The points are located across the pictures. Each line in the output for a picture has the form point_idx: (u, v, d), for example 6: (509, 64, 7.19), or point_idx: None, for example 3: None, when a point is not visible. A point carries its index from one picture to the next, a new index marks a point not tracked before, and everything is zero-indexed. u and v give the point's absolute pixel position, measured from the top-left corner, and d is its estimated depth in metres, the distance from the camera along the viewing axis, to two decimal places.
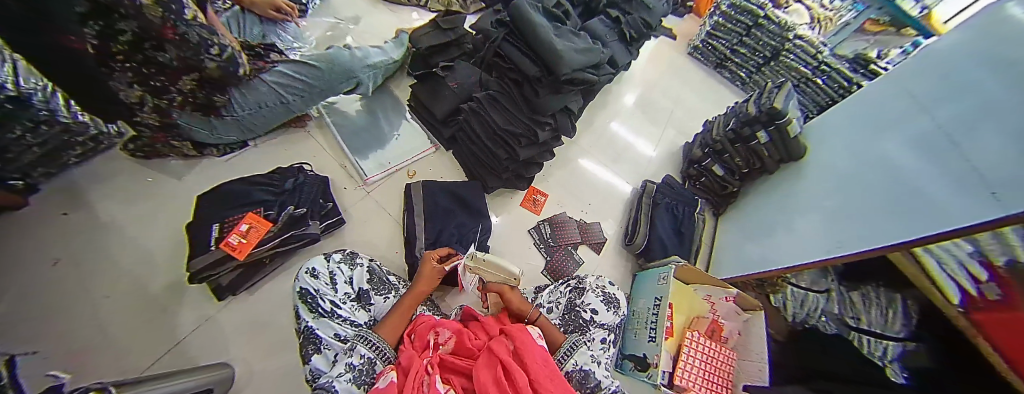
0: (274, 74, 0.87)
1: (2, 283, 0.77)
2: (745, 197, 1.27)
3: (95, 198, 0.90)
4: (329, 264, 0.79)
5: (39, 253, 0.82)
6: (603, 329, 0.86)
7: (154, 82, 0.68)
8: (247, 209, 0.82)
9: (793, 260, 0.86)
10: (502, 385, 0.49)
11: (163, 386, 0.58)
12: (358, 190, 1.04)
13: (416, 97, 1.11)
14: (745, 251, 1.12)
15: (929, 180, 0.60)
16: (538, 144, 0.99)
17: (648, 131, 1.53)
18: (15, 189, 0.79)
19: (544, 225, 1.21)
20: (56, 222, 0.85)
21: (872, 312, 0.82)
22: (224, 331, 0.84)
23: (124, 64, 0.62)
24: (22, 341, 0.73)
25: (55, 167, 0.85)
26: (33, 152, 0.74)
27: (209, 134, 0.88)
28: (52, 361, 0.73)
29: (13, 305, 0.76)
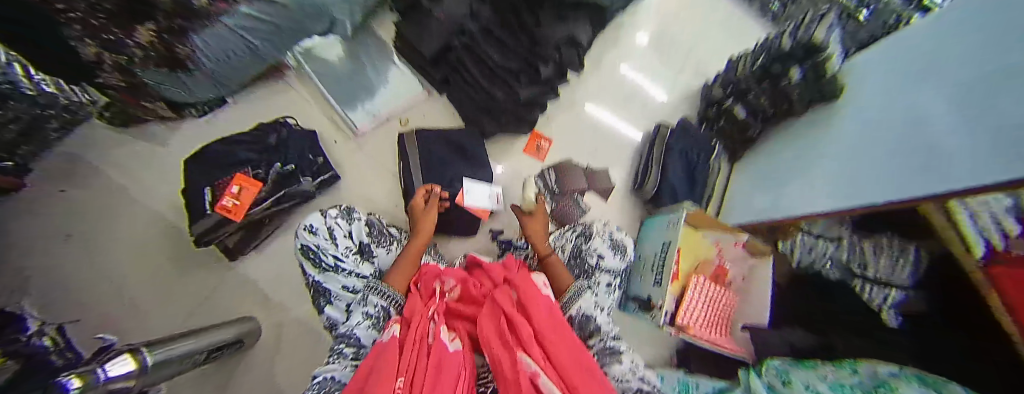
0: (239, 17, 0.72)
1: (33, 258, 0.81)
2: (762, 142, 1.18)
3: (85, 171, 0.87)
4: (326, 220, 0.77)
5: (56, 232, 0.83)
6: (608, 274, 0.88)
7: (107, 35, 0.59)
8: (236, 170, 0.79)
9: (807, 206, 0.82)
10: (505, 337, 0.50)
11: (181, 347, 0.65)
12: (349, 144, 0.99)
13: (401, 36, 0.97)
14: (754, 200, 1.08)
15: (953, 139, 0.50)
16: (540, 83, 0.91)
17: (662, 73, 1.39)
18: (7, 169, 0.77)
19: (549, 172, 1.17)
20: (57, 199, 0.84)
21: (882, 260, 0.72)
22: (241, 289, 0.88)
23: (70, 15, 0.53)
24: (68, 311, 0.79)
25: (38, 143, 0.80)
26: (10, 131, 0.69)
27: (180, 91, 0.80)
28: (98, 326, 0.80)
29: (50, 280, 0.81)
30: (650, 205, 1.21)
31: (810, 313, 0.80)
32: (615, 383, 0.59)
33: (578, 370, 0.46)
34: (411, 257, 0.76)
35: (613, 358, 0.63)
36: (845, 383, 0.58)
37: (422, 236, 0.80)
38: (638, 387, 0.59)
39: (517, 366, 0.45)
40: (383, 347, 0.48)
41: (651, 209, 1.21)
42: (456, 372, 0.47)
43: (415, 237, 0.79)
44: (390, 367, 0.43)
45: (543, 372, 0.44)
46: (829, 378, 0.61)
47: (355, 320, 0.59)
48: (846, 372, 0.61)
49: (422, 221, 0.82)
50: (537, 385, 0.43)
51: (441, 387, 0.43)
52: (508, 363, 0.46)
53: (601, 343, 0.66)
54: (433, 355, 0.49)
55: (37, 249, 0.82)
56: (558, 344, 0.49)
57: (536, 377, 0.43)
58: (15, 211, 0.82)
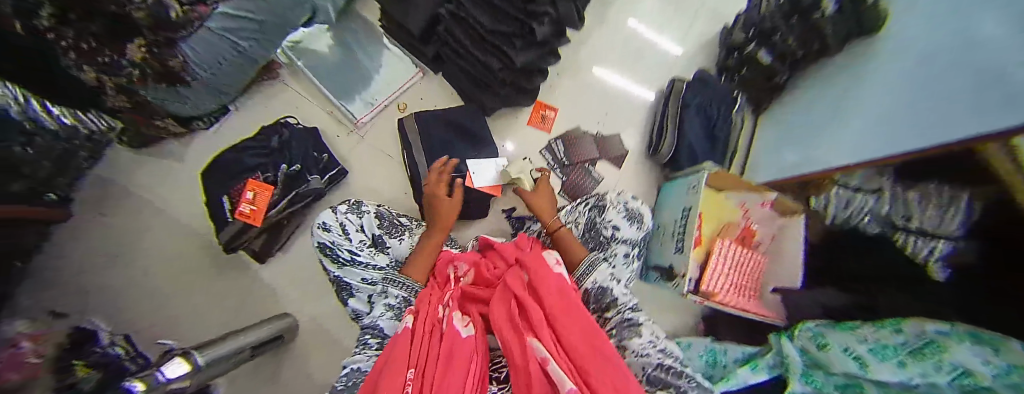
0: (220, 18, 0.64)
1: (88, 279, 0.87)
2: (792, 88, 1.07)
3: (116, 194, 0.91)
4: (337, 216, 0.79)
5: (99, 253, 0.88)
6: (625, 245, 0.86)
7: (102, 57, 0.59)
8: (246, 176, 0.81)
9: (850, 152, 0.74)
10: (514, 321, 0.51)
11: (227, 347, 0.69)
12: (351, 137, 0.98)
13: (386, 14, 0.91)
14: (784, 155, 1.00)
15: (1010, 45, 0.40)
16: (537, 45, 0.81)
17: (675, 22, 1.27)
18: (51, 202, 0.76)
19: (557, 143, 1.13)
20: (97, 223, 0.89)
21: (929, 211, 0.59)
22: (274, 288, 0.92)
23: (60, 39, 0.53)
24: (130, 323, 0.87)
25: (73, 174, 0.79)
26: (46, 166, 0.69)
27: (183, 104, 0.78)
28: (153, 333, 0.87)
29: (107, 297, 0.87)
30: (669, 169, 1.14)
31: (830, 265, 0.77)
32: (635, 359, 0.58)
33: (591, 352, 0.45)
34: (431, 248, 0.76)
35: (632, 331, 0.61)
36: (888, 346, 0.56)
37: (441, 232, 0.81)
38: (661, 361, 0.57)
39: (528, 351, 0.46)
40: (396, 340, 0.51)
41: (669, 173, 1.15)
42: (468, 355, 0.48)
43: (433, 230, 0.79)
44: (399, 363, 0.46)
45: (553, 358, 0.45)
46: (869, 339, 0.58)
47: (378, 311, 0.62)
48: (888, 330, 0.57)
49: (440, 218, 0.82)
50: (546, 370, 0.44)
51: (452, 376, 0.45)
52: (517, 349, 0.48)
53: (619, 316, 0.64)
54: (444, 342, 0.50)
55: (86, 271, 0.87)
56: (569, 325, 0.49)
57: (545, 362, 0.44)
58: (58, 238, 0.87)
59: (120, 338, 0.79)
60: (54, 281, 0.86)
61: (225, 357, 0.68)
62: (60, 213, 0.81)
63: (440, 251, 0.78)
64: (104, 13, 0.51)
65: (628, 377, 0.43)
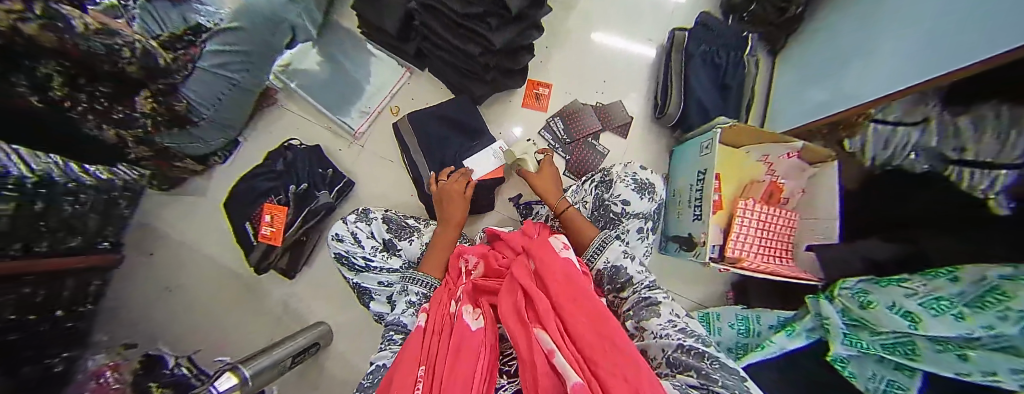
0: (210, 55, 0.70)
1: (150, 310, 0.98)
2: (813, 18, 0.96)
3: (157, 233, 1.00)
4: (348, 226, 0.83)
5: (155, 287, 0.99)
6: (638, 219, 0.83)
7: (116, 114, 0.65)
8: (262, 201, 0.88)
9: (891, 79, 0.63)
10: (522, 312, 0.49)
11: (266, 360, 0.75)
12: (352, 148, 1.02)
13: (362, 19, 0.91)
14: (809, 95, 0.90)
15: None
16: (514, 21, 0.78)
17: None
18: (105, 249, 0.88)
19: (556, 120, 1.09)
20: (147, 261, 0.99)
21: (986, 140, 0.49)
22: (307, 300, 1.00)
23: (79, 108, 0.58)
24: (190, 344, 0.97)
25: (119, 221, 0.90)
26: (94, 218, 0.78)
27: (196, 144, 0.86)
28: (211, 350, 0.98)
29: (168, 323, 0.98)
30: (678, 130, 1.07)
31: (873, 212, 0.69)
32: (654, 340, 0.53)
33: (600, 341, 0.41)
34: (438, 244, 0.78)
35: (650, 311, 0.57)
36: (942, 298, 0.49)
37: (453, 224, 0.82)
38: (681, 342, 0.49)
39: (532, 342, 0.42)
40: (408, 342, 0.52)
41: (679, 135, 1.07)
42: (476, 347, 0.47)
43: (444, 226, 0.81)
44: (410, 362, 0.48)
45: (560, 349, 0.40)
46: (922, 293, 0.52)
47: (400, 309, 0.65)
48: (943, 281, 0.51)
49: (447, 208, 0.84)
50: (552, 362, 0.39)
51: (459, 369, 0.44)
52: (523, 343, 0.44)
53: (635, 295, 0.62)
54: (453, 336, 0.50)
55: (147, 304, 0.98)
56: (576, 314, 0.46)
57: (551, 354, 0.39)
58: (119, 278, 0.98)
59: (184, 358, 0.91)
60: (121, 316, 0.97)
61: (269, 366, 0.75)
62: (110, 255, 0.90)
63: (455, 244, 0.80)
64: (104, 73, 0.56)
65: (645, 367, 0.37)
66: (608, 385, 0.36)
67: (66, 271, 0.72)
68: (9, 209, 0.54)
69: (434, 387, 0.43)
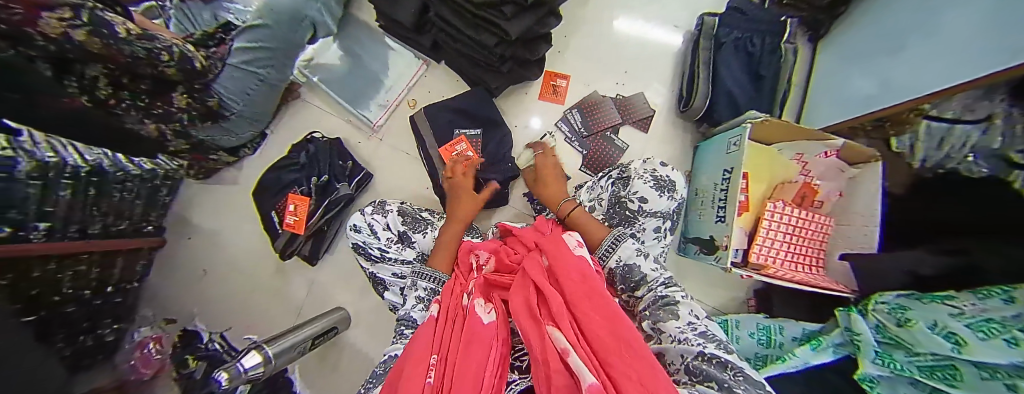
0: (238, 52, 0.73)
1: (188, 290, 1.06)
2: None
3: (195, 218, 1.08)
4: (365, 217, 0.86)
5: (194, 268, 1.07)
6: (656, 218, 0.79)
7: (156, 110, 0.70)
8: (286, 191, 0.95)
9: (950, 72, 0.57)
10: (534, 308, 0.48)
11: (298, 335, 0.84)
12: (371, 141, 1.04)
13: (379, 13, 0.91)
14: (854, 86, 0.82)
15: None
16: (529, 10, 0.76)
17: None
18: (150, 232, 0.96)
19: (574, 112, 1.06)
20: (185, 244, 1.07)
21: None
22: (328, 286, 1.06)
23: (123, 104, 0.63)
24: (223, 321, 1.06)
25: (162, 207, 0.97)
26: (139, 204, 0.86)
27: (228, 136, 0.91)
28: (242, 328, 1.05)
29: (204, 303, 1.06)
30: (704, 124, 1.01)
31: (927, 219, 0.62)
32: (673, 345, 0.50)
33: (616, 343, 0.40)
34: (448, 240, 0.79)
35: (668, 313, 0.55)
36: (992, 320, 0.45)
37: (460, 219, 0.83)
38: (702, 349, 0.47)
39: (546, 341, 0.41)
40: (421, 333, 0.52)
41: (705, 130, 1.02)
42: (489, 341, 0.47)
43: (449, 223, 0.81)
44: (424, 348, 0.49)
45: (574, 348, 0.39)
46: (969, 314, 0.48)
47: (410, 304, 0.68)
48: (996, 301, 0.47)
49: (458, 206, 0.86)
50: (566, 362, 0.38)
51: (469, 362, 0.44)
52: (536, 342, 0.42)
53: (651, 294, 0.60)
54: (465, 330, 0.51)
55: (187, 283, 1.06)
56: (590, 314, 0.45)
57: (565, 353, 0.38)
58: (163, 258, 1.07)
59: (217, 337, 1.00)
60: (163, 294, 1.06)
61: (294, 347, 0.81)
62: (152, 237, 0.97)
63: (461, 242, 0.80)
64: (145, 74, 0.61)
65: (661, 374, 0.35)
66: (622, 386, 0.34)
67: (116, 251, 0.81)
68: (69, 195, 0.62)
69: (445, 379, 0.43)
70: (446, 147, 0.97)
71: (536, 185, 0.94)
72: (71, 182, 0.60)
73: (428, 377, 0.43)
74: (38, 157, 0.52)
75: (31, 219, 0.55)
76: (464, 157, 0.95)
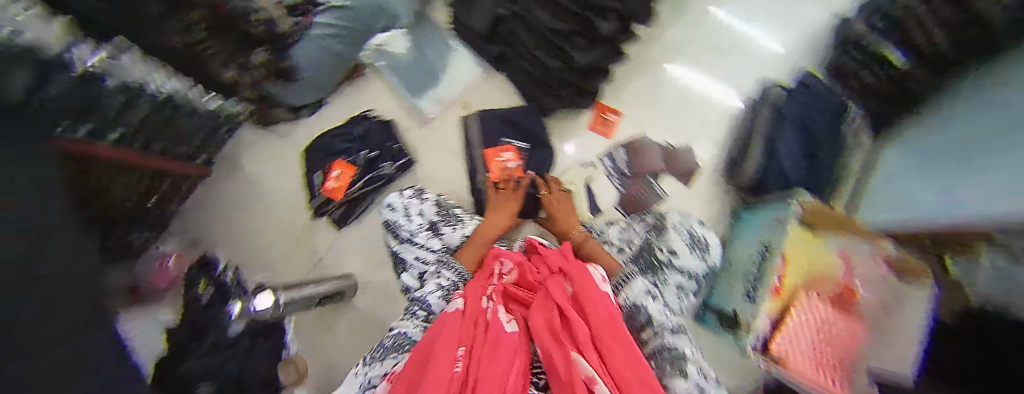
0: (318, 26, 0.86)
1: (216, 226, 1.11)
2: None
3: (244, 162, 1.11)
4: (403, 199, 0.93)
5: (230, 208, 1.12)
6: (680, 273, 0.79)
7: (241, 59, 0.78)
8: (334, 158, 1.00)
9: (957, 188, 0.58)
10: (557, 329, 0.53)
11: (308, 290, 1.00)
12: (420, 129, 1.08)
13: (455, 18, 0.96)
14: None
15: None
16: (597, 42, 0.83)
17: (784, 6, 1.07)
18: (200, 164, 1.01)
19: (620, 150, 1.07)
20: (225, 183, 1.12)
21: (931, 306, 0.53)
22: (346, 254, 1.10)
23: (212, 50, 0.68)
24: (242, 261, 1.11)
25: (217, 144, 1.03)
26: (199, 136, 0.92)
27: (294, 95, 0.97)
28: (257, 272, 1.11)
29: (229, 241, 1.11)
30: (748, 192, 0.99)
31: None
32: None
33: (636, 382, 0.46)
34: (473, 243, 0.82)
35: (676, 368, 0.58)
36: None
37: (494, 224, 0.90)
38: None
39: (573, 367, 0.46)
40: (446, 325, 0.56)
41: (748, 197, 1.00)
42: (512, 349, 0.51)
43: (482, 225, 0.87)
44: (451, 340, 0.53)
45: (600, 378, 0.45)
46: None
47: (429, 288, 0.72)
48: None
49: (498, 210, 0.93)
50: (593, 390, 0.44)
51: (495, 363, 0.49)
52: (562, 364, 0.48)
53: (657, 340, 0.62)
54: (488, 335, 0.54)
55: (218, 221, 1.11)
56: (613, 349, 0.50)
57: (591, 382, 0.45)
58: (201, 192, 1.10)
59: (231, 269, 1.04)
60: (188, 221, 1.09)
61: (302, 299, 0.97)
62: (201, 167, 1.02)
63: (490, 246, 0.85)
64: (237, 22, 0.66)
65: None
66: None
67: (168, 173, 0.87)
68: (145, 113, 0.70)
69: (471, 374, 0.49)
70: (495, 150, 1.02)
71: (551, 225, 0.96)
72: (151, 101, 0.69)
73: (455, 369, 0.49)
74: (126, 80, 0.64)
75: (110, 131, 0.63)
76: (508, 168, 1.01)
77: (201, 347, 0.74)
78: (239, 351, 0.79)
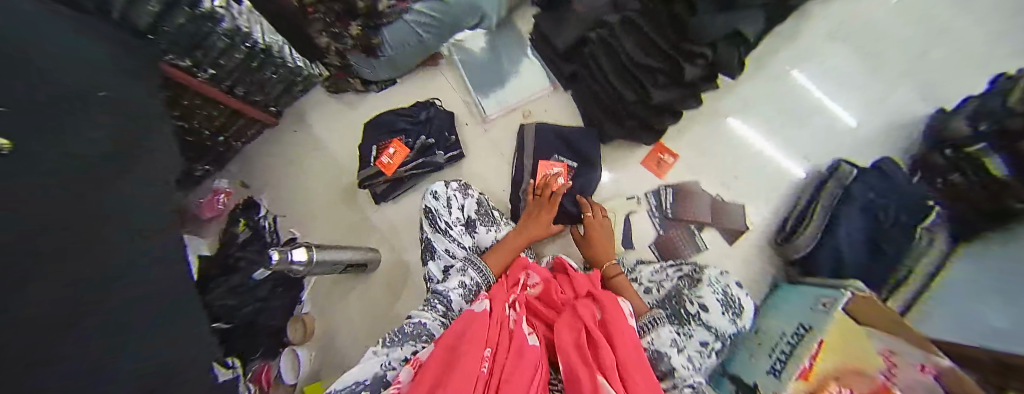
0: (415, 13, 0.90)
1: (267, 170, 1.17)
2: None
3: (310, 119, 1.18)
4: (447, 190, 0.91)
5: (283, 159, 1.17)
6: (708, 331, 0.74)
7: (333, 29, 0.86)
8: (393, 135, 1.04)
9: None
10: (582, 349, 0.53)
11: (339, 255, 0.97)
12: (477, 127, 1.12)
13: (539, 29, 1.04)
14: None
15: None
16: (681, 85, 0.84)
17: (864, 84, 1.09)
18: (272, 112, 1.08)
19: (667, 192, 1.06)
20: (287, 133, 1.18)
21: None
22: (379, 227, 1.14)
23: (314, 9, 0.79)
24: (281, 209, 1.16)
25: (291, 98, 1.09)
26: (281, 88, 1.00)
27: (370, 72, 1.02)
28: (292, 222, 1.16)
29: (274, 187, 1.17)
30: (798, 268, 0.96)
31: None
32: None
33: None
34: (507, 248, 0.86)
35: None
36: None
37: (521, 238, 0.88)
38: None
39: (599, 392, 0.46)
40: (474, 322, 0.58)
41: (794, 273, 0.97)
42: (535, 362, 0.52)
43: (514, 236, 0.88)
44: (478, 340, 0.54)
45: None
46: None
47: (451, 284, 0.73)
48: None
49: (532, 223, 0.92)
50: None
51: (520, 373, 0.49)
52: (587, 386, 0.48)
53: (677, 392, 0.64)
54: (513, 343, 0.55)
55: (270, 167, 1.17)
56: (638, 385, 0.50)
57: None
58: (264, 136, 1.18)
59: (270, 217, 1.09)
60: (250, 163, 1.17)
61: (327, 263, 0.93)
62: (269, 115, 1.08)
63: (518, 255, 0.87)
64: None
65: None
66: None
67: (244, 115, 0.97)
68: (240, 59, 0.79)
69: (495, 377, 0.50)
70: (548, 164, 1.04)
71: (586, 249, 0.97)
72: (245, 52, 0.78)
73: (481, 369, 0.50)
74: (236, 24, 0.69)
75: (204, 64, 0.74)
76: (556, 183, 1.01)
77: (227, 283, 0.85)
78: (255, 299, 0.87)
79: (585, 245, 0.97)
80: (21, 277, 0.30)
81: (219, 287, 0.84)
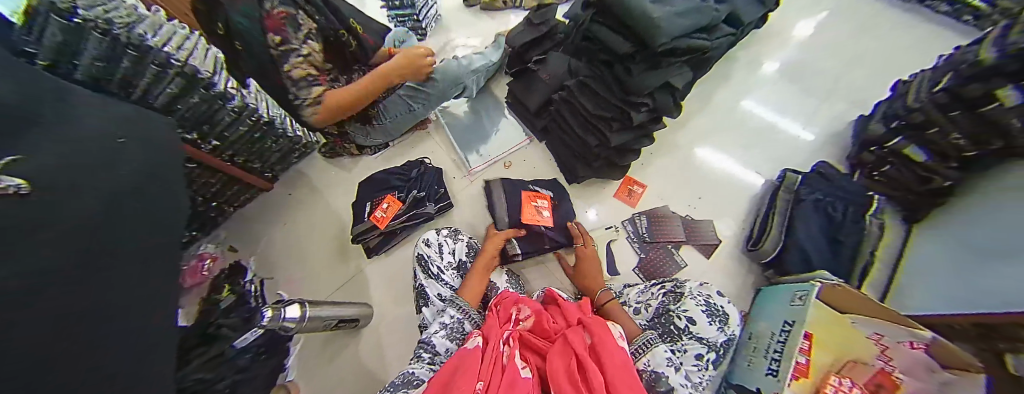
0: (407, 88, 1.13)
1: (262, 235, 1.22)
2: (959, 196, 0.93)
3: (307, 182, 1.27)
4: (439, 237, 0.97)
5: (277, 221, 1.23)
6: (701, 343, 0.76)
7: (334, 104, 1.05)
8: (386, 192, 1.13)
9: (1014, 303, 0.63)
10: (576, 383, 0.53)
11: (336, 310, 0.98)
12: (462, 179, 1.24)
13: (511, 93, 1.23)
14: (940, 280, 0.85)
15: None
16: (633, 128, 0.98)
17: (788, 108, 1.30)
18: (269, 178, 1.17)
19: (641, 218, 1.15)
20: (284, 198, 1.26)
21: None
22: (371, 281, 1.17)
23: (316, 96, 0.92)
24: (272, 271, 1.18)
25: (286, 165, 1.19)
26: (280, 154, 1.11)
27: (365, 136, 1.19)
28: (282, 285, 1.16)
29: (268, 251, 1.20)
30: (776, 272, 1.02)
31: None
32: None
33: None
34: (482, 275, 0.89)
35: None
36: None
37: (486, 254, 0.96)
38: None
39: None
40: (468, 355, 0.59)
41: (775, 277, 1.02)
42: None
43: (480, 256, 0.95)
44: (470, 374, 0.54)
45: None
46: None
47: (434, 330, 0.74)
48: None
49: (489, 247, 0.98)
50: None
51: None
52: None
53: None
54: (505, 375, 0.55)
55: (268, 229, 1.22)
56: None
57: None
58: (264, 198, 1.25)
59: (258, 280, 1.09)
60: (244, 229, 1.22)
61: (322, 318, 0.93)
62: (265, 181, 1.17)
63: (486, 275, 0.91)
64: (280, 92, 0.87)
65: None
66: None
67: (241, 182, 1.07)
68: (247, 127, 0.92)
69: None
70: (529, 196, 1.12)
71: (577, 278, 1.03)
72: (250, 124, 0.92)
73: None
74: (246, 102, 0.86)
75: (208, 137, 0.86)
76: (540, 213, 1.10)
77: (206, 352, 0.72)
78: (233, 370, 0.76)
79: (575, 272, 1.04)
80: (103, 304, 0.35)
81: (194, 359, 0.70)
